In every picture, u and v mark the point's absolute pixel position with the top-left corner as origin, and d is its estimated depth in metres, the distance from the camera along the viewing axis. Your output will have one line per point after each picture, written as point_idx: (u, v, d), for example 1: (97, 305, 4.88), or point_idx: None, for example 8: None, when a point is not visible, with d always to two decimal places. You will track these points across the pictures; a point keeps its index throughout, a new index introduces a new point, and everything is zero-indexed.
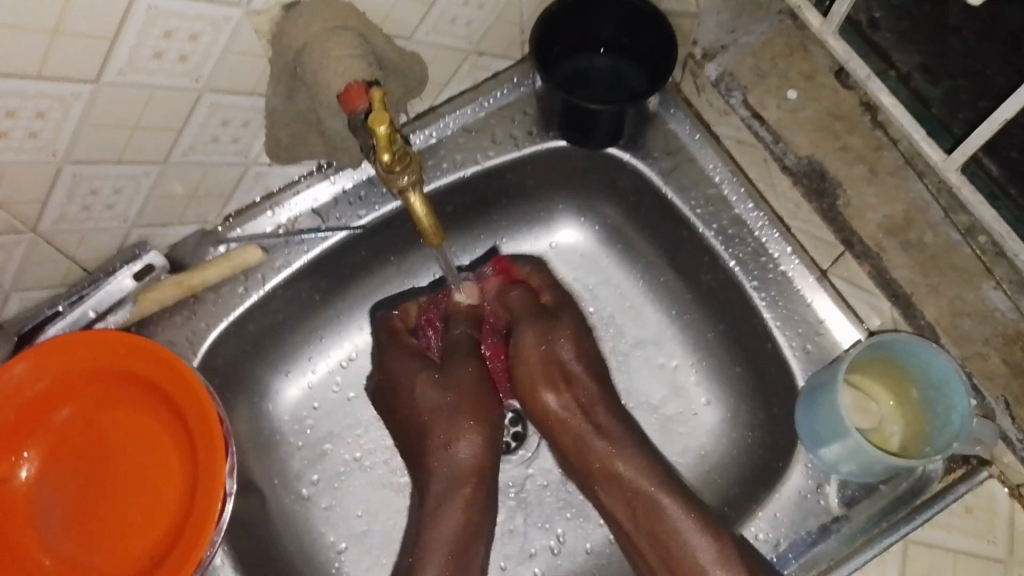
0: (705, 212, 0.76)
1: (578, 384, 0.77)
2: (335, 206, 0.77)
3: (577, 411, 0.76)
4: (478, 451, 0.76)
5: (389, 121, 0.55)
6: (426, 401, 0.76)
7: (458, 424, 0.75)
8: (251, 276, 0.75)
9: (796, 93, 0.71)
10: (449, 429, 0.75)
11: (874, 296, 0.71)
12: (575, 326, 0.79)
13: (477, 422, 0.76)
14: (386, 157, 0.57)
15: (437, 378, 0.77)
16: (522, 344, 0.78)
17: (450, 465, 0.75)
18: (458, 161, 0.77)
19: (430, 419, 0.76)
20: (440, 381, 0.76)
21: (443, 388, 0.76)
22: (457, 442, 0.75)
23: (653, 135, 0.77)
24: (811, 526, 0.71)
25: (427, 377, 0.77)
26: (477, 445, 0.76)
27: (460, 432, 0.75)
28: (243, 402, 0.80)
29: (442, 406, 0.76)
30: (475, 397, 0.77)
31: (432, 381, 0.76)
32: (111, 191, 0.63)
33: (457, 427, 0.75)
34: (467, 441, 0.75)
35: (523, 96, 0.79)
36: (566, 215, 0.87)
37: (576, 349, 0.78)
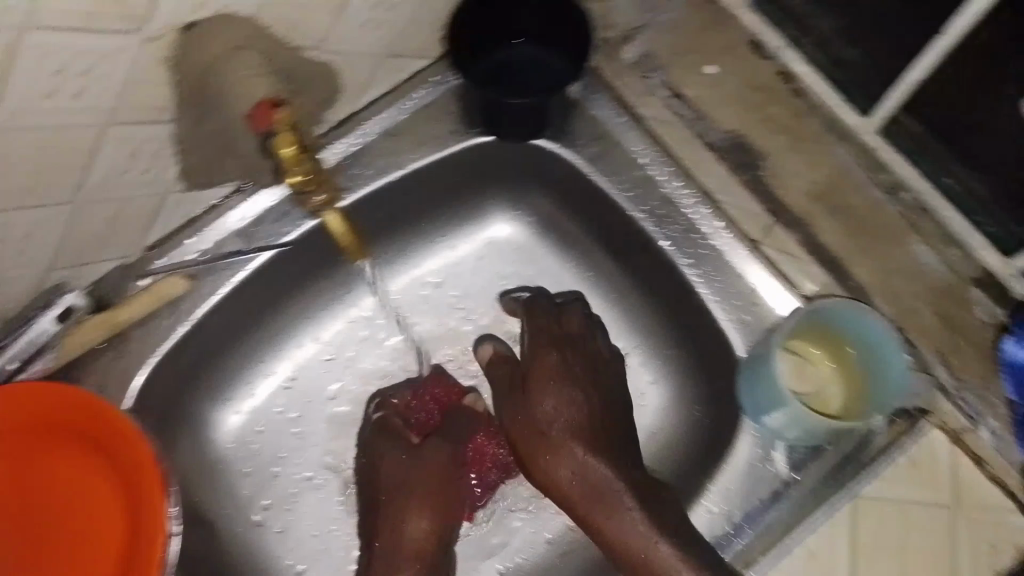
0: (634, 196, 0.76)
1: (566, 449, 0.73)
2: (259, 226, 0.75)
3: (564, 472, 0.73)
4: (429, 532, 0.76)
5: (298, 145, 0.60)
6: (387, 477, 0.78)
7: (413, 504, 0.76)
8: (178, 308, 0.73)
9: (716, 69, 0.73)
10: (401, 506, 0.76)
11: (804, 262, 0.72)
12: (563, 376, 0.76)
13: (428, 504, 0.77)
14: (297, 180, 0.62)
15: (404, 458, 0.78)
16: (507, 408, 0.78)
17: (395, 542, 0.76)
18: (382, 167, 0.76)
19: (390, 496, 0.77)
20: (406, 461, 0.78)
21: (405, 470, 0.78)
22: (409, 523, 0.76)
23: (578, 123, 0.77)
24: (763, 493, 0.72)
25: (396, 458, 0.79)
26: (428, 526, 0.76)
27: (410, 510, 0.76)
28: (184, 433, 0.78)
29: (394, 487, 0.77)
30: (438, 480, 0.78)
31: (399, 460, 0.78)
32: (19, 237, 0.60)
33: (408, 507, 0.76)
34: (417, 521, 0.76)
35: (443, 95, 0.77)
36: (497, 209, 0.86)
37: (573, 410, 0.75)
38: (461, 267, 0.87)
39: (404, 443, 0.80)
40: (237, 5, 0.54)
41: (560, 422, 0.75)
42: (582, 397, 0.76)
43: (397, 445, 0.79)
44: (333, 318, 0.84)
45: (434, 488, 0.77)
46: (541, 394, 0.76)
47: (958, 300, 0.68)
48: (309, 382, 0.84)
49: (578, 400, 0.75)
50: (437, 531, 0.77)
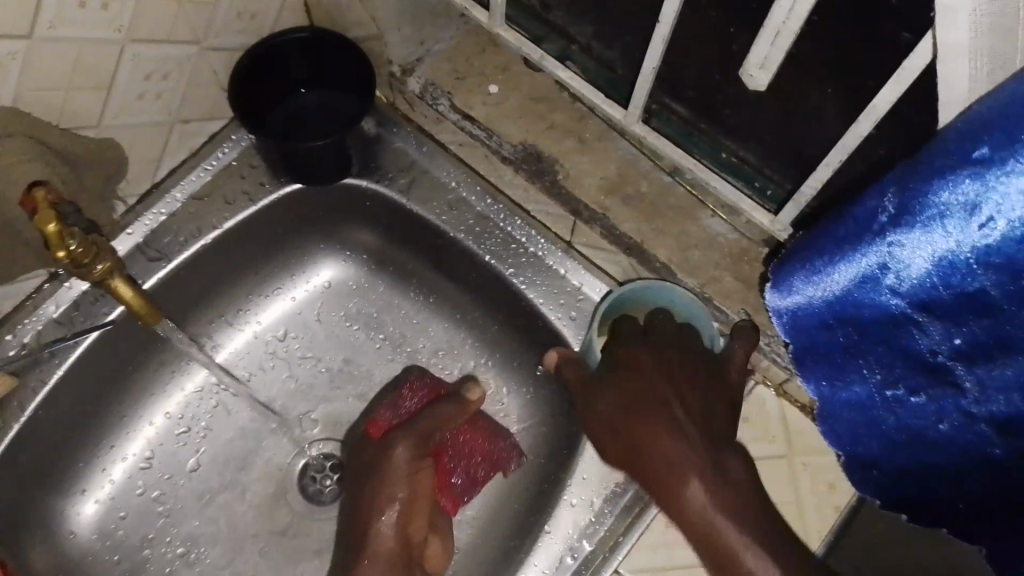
0: (449, 218, 0.77)
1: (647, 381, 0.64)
2: (78, 310, 0.74)
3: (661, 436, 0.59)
4: (405, 522, 0.71)
5: (63, 222, 0.57)
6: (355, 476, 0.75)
7: (380, 495, 0.71)
8: (7, 406, 0.71)
9: (496, 87, 0.78)
10: (383, 495, 0.71)
11: (611, 252, 0.76)
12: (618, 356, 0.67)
13: (411, 495, 0.72)
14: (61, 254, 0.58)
15: (373, 450, 0.74)
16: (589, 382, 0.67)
17: (383, 534, 0.70)
18: (194, 232, 0.76)
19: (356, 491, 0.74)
20: (376, 453, 0.74)
21: (400, 460, 0.72)
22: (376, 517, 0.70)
23: (383, 157, 0.79)
24: (618, 478, 0.73)
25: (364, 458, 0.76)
26: (410, 520, 0.71)
27: (388, 498, 0.70)
28: (37, 537, 0.75)
29: (381, 473, 0.72)
30: (423, 479, 0.73)
31: (370, 452, 0.75)
32: None
33: (393, 493, 0.71)
34: (403, 508, 0.71)
35: (244, 150, 0.79)
36: (327, 254, 0.88)
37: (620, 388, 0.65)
38: (304, 316, 0.88)
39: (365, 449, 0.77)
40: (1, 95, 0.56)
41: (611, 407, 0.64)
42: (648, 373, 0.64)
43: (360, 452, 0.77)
44: (179, 390, 0.84)
45: (416, 486, 0.72)
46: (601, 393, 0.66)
47: (754, 262, 0.72)
48: (167, 458, 0.82)
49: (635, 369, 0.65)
50: (422, 526, 0.72)
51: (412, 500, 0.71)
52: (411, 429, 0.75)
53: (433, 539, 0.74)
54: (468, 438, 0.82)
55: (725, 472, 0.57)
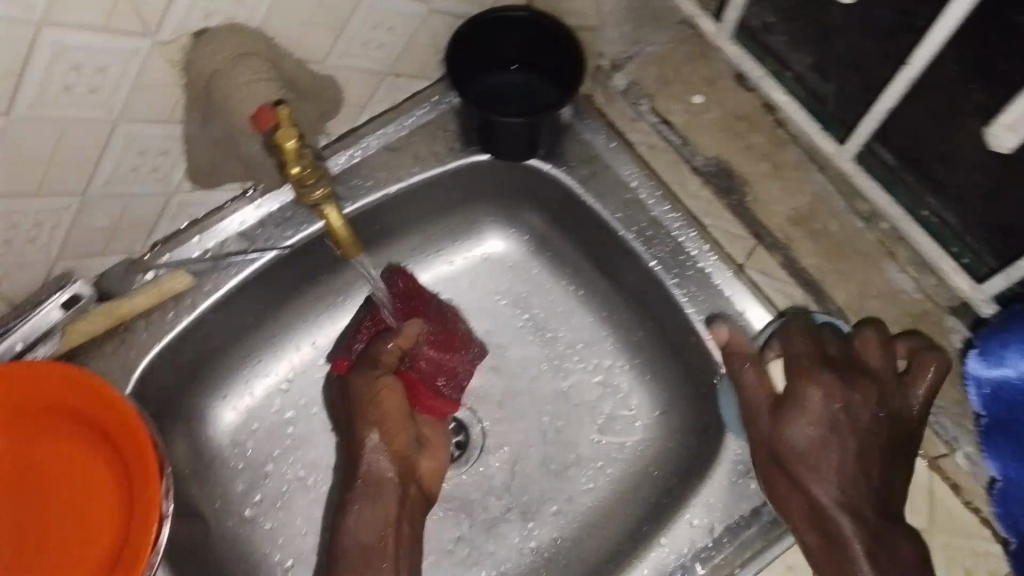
0: (623, 216, 0.78)
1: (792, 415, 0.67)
2: (262, 228, 0.78)
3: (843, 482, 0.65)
4: (392, 446, 0.75)
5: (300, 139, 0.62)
6: (351, 392, 0.77)
7: (360, 420, 0.75)
8: (180, 303, 0.75)
9: (701, 97, 0.77)
10: (363, 421, 0.75)
11: (786, 285, 0.73)
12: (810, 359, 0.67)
13: (385, 418, 0.76)
14: (295, 170, 0.63)
15: (354, 378, 0.77)
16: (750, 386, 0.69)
17: (372, 459, 0.74)
18: (380, 179, 0.79)
19: (348, 413, 0.77)
20: (355, 381, 0.76)
21: (372, 394, 0.76)
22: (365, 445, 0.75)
23: (568, 146, 0.79)
24: (744, 510, 0.72)
25: (355, 375, 0.77)
26: (395, 442, 0.76)
27: (367, 426, 0.75)
28: (181, 430, 0.80)
29: (369, 402, 0.76)
30: (393, 403, 0.77)
31: (359, 373, 0.77)
32: (32, 225, 0.64)
33: (369, 418, 0.75)
34: (381, 433, 0.75)
35: (442, 114, 0.81)
36: (493, 226, 0.89)
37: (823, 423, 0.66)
38: (459, 280, 0.90)
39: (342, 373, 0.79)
40: (246, 16, 0.59)
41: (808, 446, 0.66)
42: (845, 423, 0.65)
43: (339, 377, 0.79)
44: (330, 325, 0.87)
45: (385, 415, 0.76)
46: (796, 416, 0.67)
47: (936, 325, 0.70)
48: (306, 385, 0.86)
49: (838, 402, 0.65)
50: (409, 443, 0.77)
51: (388, 424, 0.76)
52: (365, 365, 0.77)
53: (426, 458, 0.78)
54: (422, 362, 0.80)
55: (827, 522, 0.64)
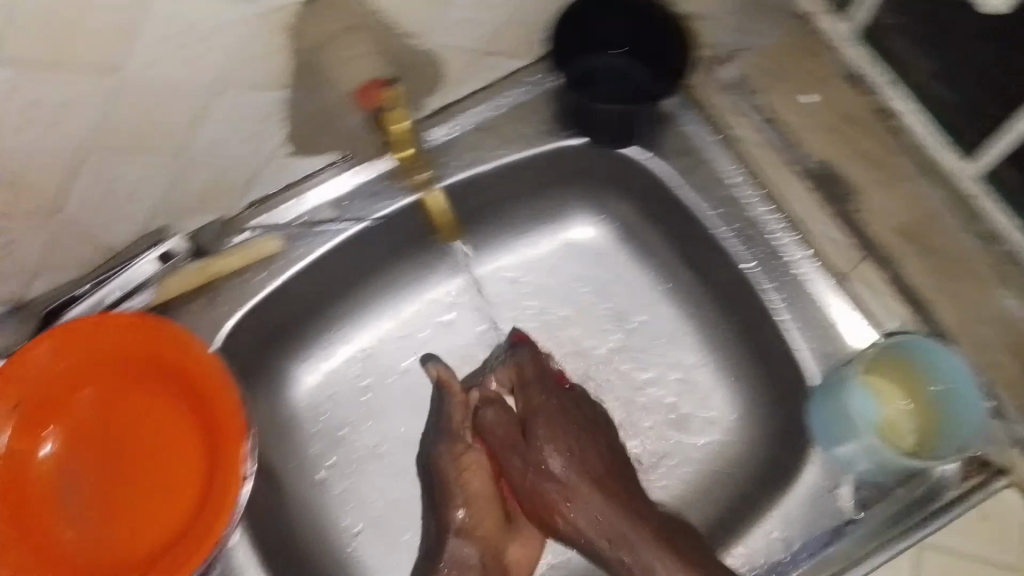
0: (723, 213, 0.75)
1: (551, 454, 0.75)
2: (352, 199, 0.78)
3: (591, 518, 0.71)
4: (480, 535, 0.73)
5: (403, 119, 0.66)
6: (444, 460, 0.77)
7: (451, 494, 0.74)
8: (269, 266, 0.76)
9: (809, 97, 0.72)
10: (449, 500, 0.74)
11: (889, 300, 0.72)
12: (563, 412, 0.77)
13: (477, 495, 0.74)
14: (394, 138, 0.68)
15: (449, 447, 0.77)
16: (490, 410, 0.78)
17: (457, 541, 0.72)
18: (472, 159, 0.78)
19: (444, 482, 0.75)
20: (453, 462, 0.76)
21: (461, 469, 0.75)
22: (450, 511, 0.74)
23: (669, 136, 0.77)
24: (825, 526, 0.71)
25: (457, 447, 0.77)
26: (482, 528, 0.73)
27: (454, 504, 0.74)
28: (262, 387, 0.82)
29: (456, 480, 0.75)
30: (484, 483, 0.75)
31: (463, 444, 0.77)
32: (132, 180, 0.65)
33: (457, 494, 0.74)
34: (469, 512, 0.73)
35: (540, 94, 0.79)
36: (582, 213, 0.88)
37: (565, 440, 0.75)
38: (542, 264, 0.88)
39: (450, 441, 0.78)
40: None
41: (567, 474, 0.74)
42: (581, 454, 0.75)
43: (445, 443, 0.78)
44: (412, 299, 0.87)
45: (483, 491, 0.74)
46: (537, 425, 0.76)
47: None
48: (383, 355, 0.86)
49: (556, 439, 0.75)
50: (496, 528, 0.74)
51: (476, 504, 0.74)
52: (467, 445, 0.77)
53: (517, 543, 0.75)
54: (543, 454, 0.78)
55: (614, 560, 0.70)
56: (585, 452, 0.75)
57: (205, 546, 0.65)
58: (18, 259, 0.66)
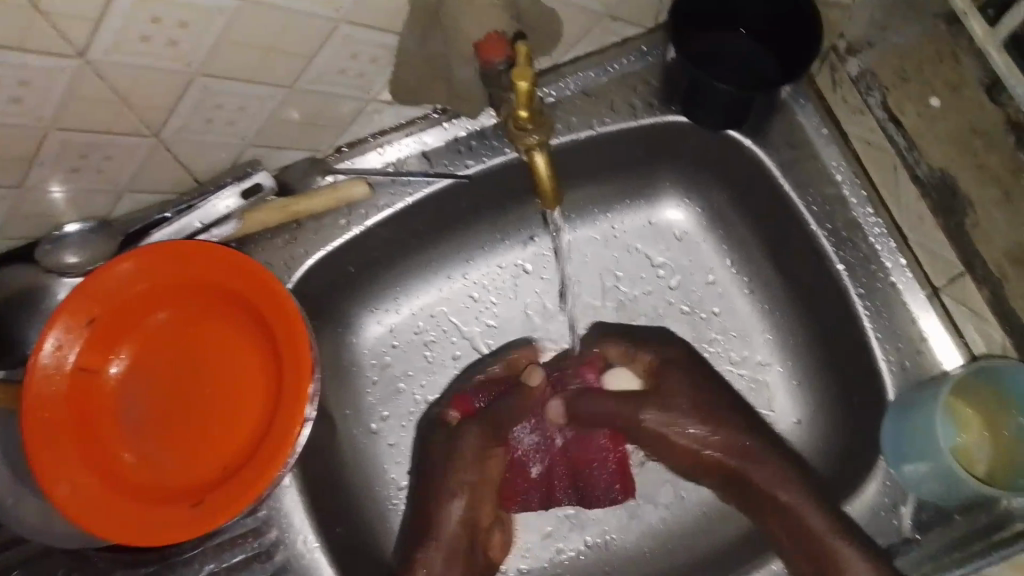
0: (820, 210, 0.73)
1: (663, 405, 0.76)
2: (444, 152, 0.78)
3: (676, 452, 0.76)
4: (470, 520, 0.75)
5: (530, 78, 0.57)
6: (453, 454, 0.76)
7: (453, 485, 0.75)
8: (354, 211, 0.76)
9: (939, 101, 0.71)
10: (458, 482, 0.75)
11: (986, 321, 0.69)
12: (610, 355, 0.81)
13: (475, 489, 0.75)
14: (522, 113, 0.60)
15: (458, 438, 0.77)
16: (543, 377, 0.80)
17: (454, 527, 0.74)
18: (572, 124, 0.76)
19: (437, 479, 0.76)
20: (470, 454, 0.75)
21: (474, 463, 0.75)
22: (449, 499, 0.74)
23: (776, 125, 0.75)
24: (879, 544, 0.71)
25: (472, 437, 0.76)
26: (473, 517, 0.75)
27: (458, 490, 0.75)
28: (329, 328, 0.81)
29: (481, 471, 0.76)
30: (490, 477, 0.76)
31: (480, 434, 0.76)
32: (234, 109, 0.64)
33: (459, 485, 0.75)
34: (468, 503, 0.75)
35: (647, 67, 0.77)
36: (670, 194, 0.86)
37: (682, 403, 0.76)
38: (623, 241, 0.87)
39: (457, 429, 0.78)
40: None
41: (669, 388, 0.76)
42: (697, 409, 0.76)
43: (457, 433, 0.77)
44: (487, 260, 0.87)
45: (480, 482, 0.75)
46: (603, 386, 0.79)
47: None
48: (452, 311, 0.86)
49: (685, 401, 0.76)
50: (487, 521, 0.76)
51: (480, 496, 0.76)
52: (482, 429, 0.77)
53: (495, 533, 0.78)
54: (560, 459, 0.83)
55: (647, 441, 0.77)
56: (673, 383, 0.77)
57: (260, 485, 0.65)
58: (114, 174, 0.66)
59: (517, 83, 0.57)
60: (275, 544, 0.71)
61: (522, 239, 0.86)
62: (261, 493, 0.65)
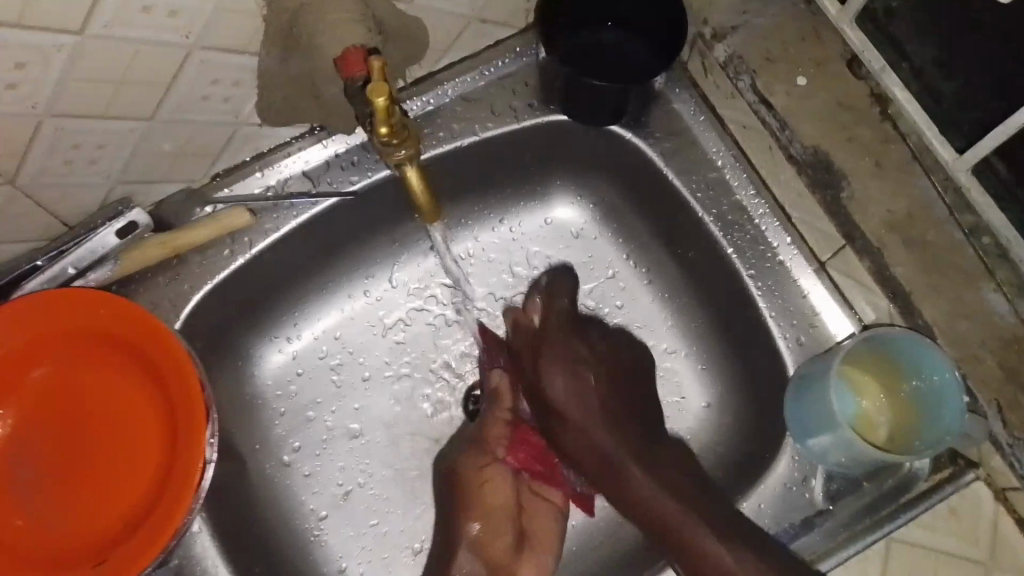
0: (706, 197, 0.76)
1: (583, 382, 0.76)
2: (327, 170, 0.76)
3: (582, 448, 0.76)
4: (487, 548, 0.75)
5: (388, 93, 0.55)
6: (475, 477, 0.77)
7: (472, 507, 0.76)
8: (238, 239, 0.74)
9: (805, 79, 0.71)
10: (464, 512, 0.76)
11: (872, 293, 0.70)
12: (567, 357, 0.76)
13: (490, 517, 0.76)
14: (384, 131, 0.57)
15: (473, 451, 0.79)
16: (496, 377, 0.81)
17: (466, 554, 0.75)
18: (454, 131, 0.75)
19: (457, 503, 0.77)
20: (473, 470, 0.77)
21: (476, 476, 0.77)
22: (465, 522, 0.76)
23: (656, 115, 0.77)
24: (795, 519, 0.71)
25: (470, 454, 0.79)
26: (492, 546, 0.75)
27: (468, 517, 0.76)
28: (227, 364, 0.78)
29: (473, 493, 0.77)
30: (496, 494, 0.77)
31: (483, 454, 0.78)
32: (94, 146, 0.61)
33: (470, 508, 0.76)
34: (483, 525, 0.75)
35: (524, 66, 0.77)
36: (563, 192, 0.86)
37: (596, 409, 0.75)
38: (521, 243, 0.87)
39: (482, 453, 0.78)
40: None
41: (563, 387, 0.76)
42: (593, 398, 0.75)
43: (474, 456, 0.78)
44: (386, 274, 0.85)
45: (490, 508, 0.76)
46: (550, 363, 0.76)
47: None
48: (354, 330, 0.85)
49: (587, 377, 0.76)
50: (508, 549, 0.75)
51: (492, 522, 0.76)
52: (469, 453, 0.79)
53: (526, 562, 0.76)
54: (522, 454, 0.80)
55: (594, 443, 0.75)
56: (586, 393, 0.75)
57: (162, 537, 0.61)
58: None
59: (375, 100, 0.55)
60: None
61: (421, 251, 0.85)
62: (164, 547, 0.61)
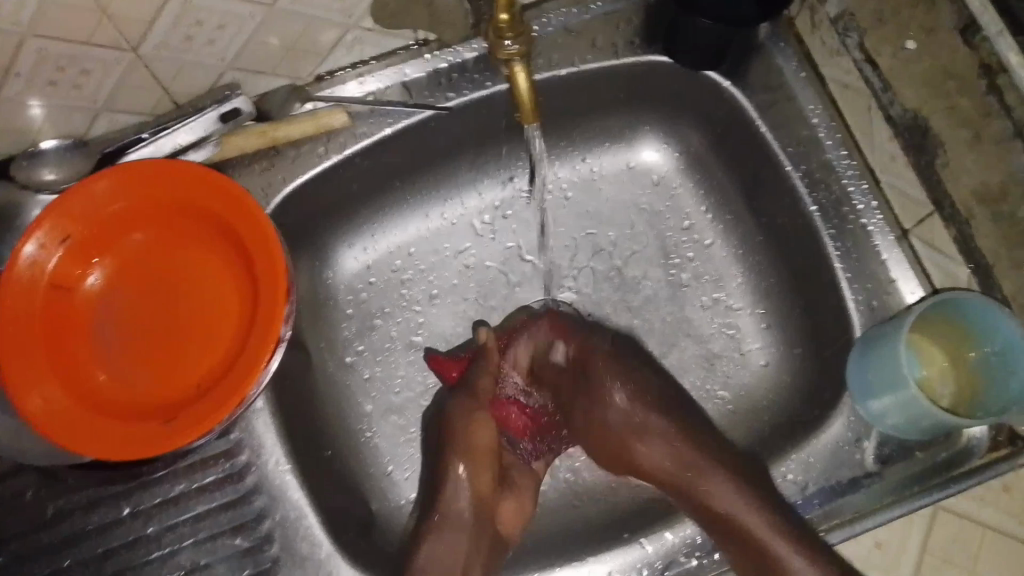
0: (795, 153, 0.75)
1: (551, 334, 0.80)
2: (425, 84, 0.77)
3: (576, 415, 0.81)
4: (472, 490, 0.75)
5: None
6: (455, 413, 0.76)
7: (455, 449, 0.75)
8: (333, 140, 0.76)
9: (914, 43, 0.70)
10: (452, 448, 0.75)
11: (953, 262, 0.71)
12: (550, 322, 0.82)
13: (475, 455, 0.75)
14: (503, 18, 0.61)
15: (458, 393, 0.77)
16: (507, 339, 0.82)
17: (453, 496, 0.74)
18: (553, 61, 0.76)
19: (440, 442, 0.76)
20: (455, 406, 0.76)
21: (465, 415, 0.76)
22: (451, 465, 0.74)
23: (756, 68, 0.76)
24: (842, 477, 0.71)
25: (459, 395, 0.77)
26: (477, 486, 0.75)
27: (456, 458, 0.74)
28: (306, 260, 0.81)
29: (464, 433, 0.75)
30: (484, 446, 0.76)
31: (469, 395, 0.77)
32: (215, 27, 0.63)
33: (459, 448, 0.75)
34: (471, 465, 0.75)
35: (632, 6, 0.77)
36: (650, 137, 0.87)
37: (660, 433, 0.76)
38: (600, 183, 0.88)
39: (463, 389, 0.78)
40: None
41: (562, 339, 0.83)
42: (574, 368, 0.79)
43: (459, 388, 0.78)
44: (469, 196, 0.87)
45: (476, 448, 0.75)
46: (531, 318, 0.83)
47: None
48: (429, 247, 0.87)
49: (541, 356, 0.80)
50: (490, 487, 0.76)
51: (480, 465, 0.75)
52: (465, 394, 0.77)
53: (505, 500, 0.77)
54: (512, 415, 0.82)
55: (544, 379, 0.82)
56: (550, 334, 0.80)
57: (231, 404, 0.64)
58: (90, 90, 0.65)
59: None
60: (246, 466, 0.71)
61: (503, 181, 0.87)
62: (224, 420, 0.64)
